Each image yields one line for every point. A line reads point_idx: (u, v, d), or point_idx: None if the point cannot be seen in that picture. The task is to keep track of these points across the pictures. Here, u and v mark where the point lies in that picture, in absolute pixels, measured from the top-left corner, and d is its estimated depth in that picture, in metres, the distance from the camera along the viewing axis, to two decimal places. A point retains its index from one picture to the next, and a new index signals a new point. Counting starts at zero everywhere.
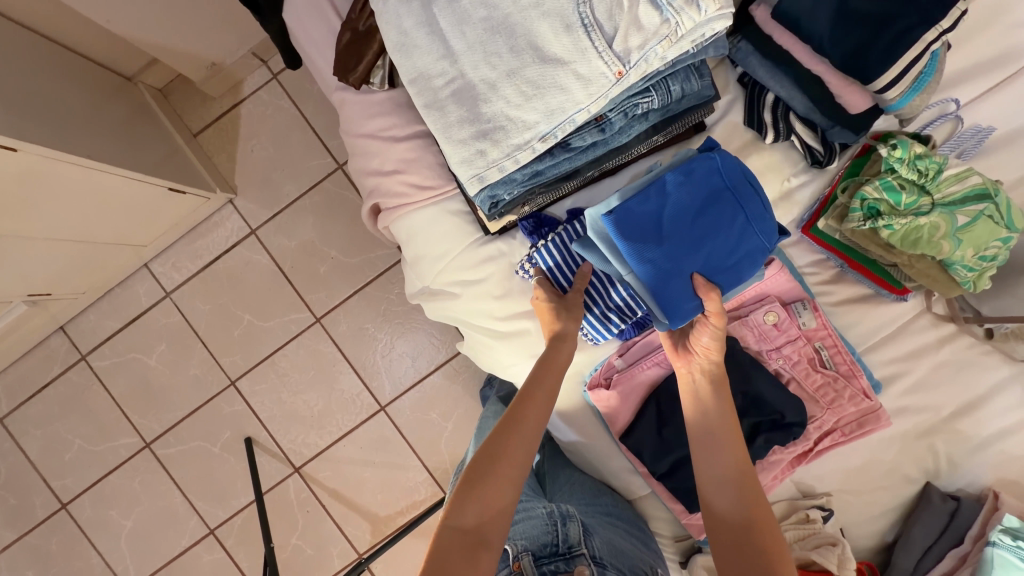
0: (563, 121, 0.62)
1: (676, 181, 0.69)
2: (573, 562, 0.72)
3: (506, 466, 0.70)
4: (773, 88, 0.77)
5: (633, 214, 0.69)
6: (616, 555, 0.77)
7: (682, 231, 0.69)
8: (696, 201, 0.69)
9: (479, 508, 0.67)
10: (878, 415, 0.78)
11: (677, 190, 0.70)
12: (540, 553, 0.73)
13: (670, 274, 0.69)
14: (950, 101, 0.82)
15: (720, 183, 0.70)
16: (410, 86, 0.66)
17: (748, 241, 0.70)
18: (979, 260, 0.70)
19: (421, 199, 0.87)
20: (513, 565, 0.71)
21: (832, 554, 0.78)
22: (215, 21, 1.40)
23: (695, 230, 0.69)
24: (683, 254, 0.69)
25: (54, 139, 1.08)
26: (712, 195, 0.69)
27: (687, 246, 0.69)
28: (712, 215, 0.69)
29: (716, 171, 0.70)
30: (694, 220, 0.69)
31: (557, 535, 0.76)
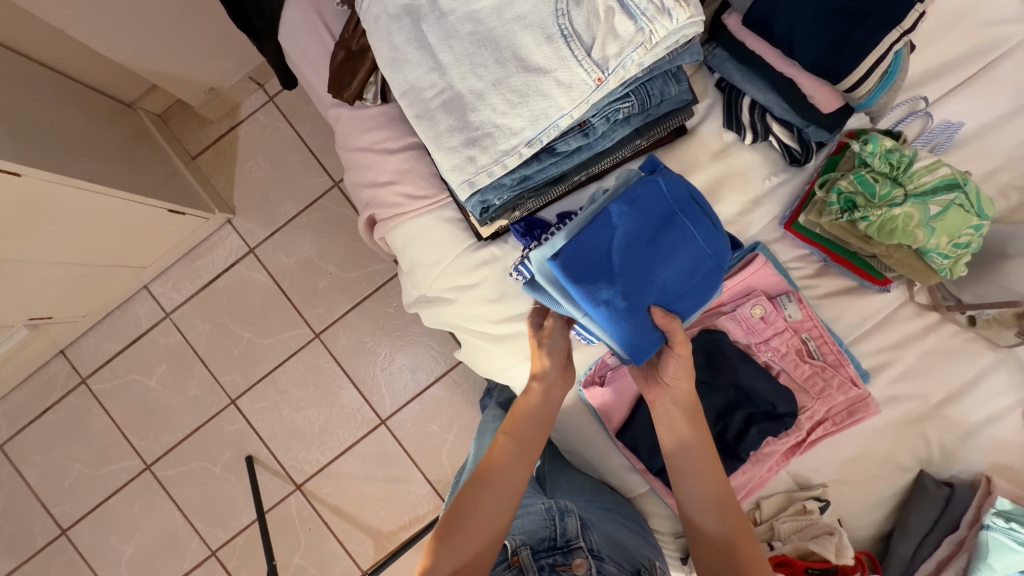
0: (548, 126, 0.65)
1: (621, 212, 0.70)
2: (570, 554, 0.74)
3: (480, 509, 0.73)
4: (750, 91, 0.81)
5: (579, 253, 0.69)
6: (614, 548, 0.78)
7: (634, 263, 0.70)
8: (643, 229, 0.70)
9: (457, 557, 0.69)
10: (867, 402, 0.79)
11: (625, 221, 0.70)
12: (538, 547, 0.76)
13: (632, 311, 0.69)
14: (919, 99, 0.85)
15: (667, 208, 0.71)
16: (402, 98, 0.69)
17: (700, 262, 0.72)
18: (954, 247, 0.72)
19: (415, 208, 0.90)
20: (512, 559, 0.74)
21: (829, 543, 0.78)
22: (214, 47, 1.45)
23: (647, 261, 0.70)
24: (637, 289, 0.70)
25: (57, 164, 1.11)
26: (659, 220, 0.71)
27: (640, 278, 0.70)
28: (661, 242, 0.70)
29: (660, 194, 0.71)
30: (644, 249, 0.70)
31: (555, 529, 0.79)
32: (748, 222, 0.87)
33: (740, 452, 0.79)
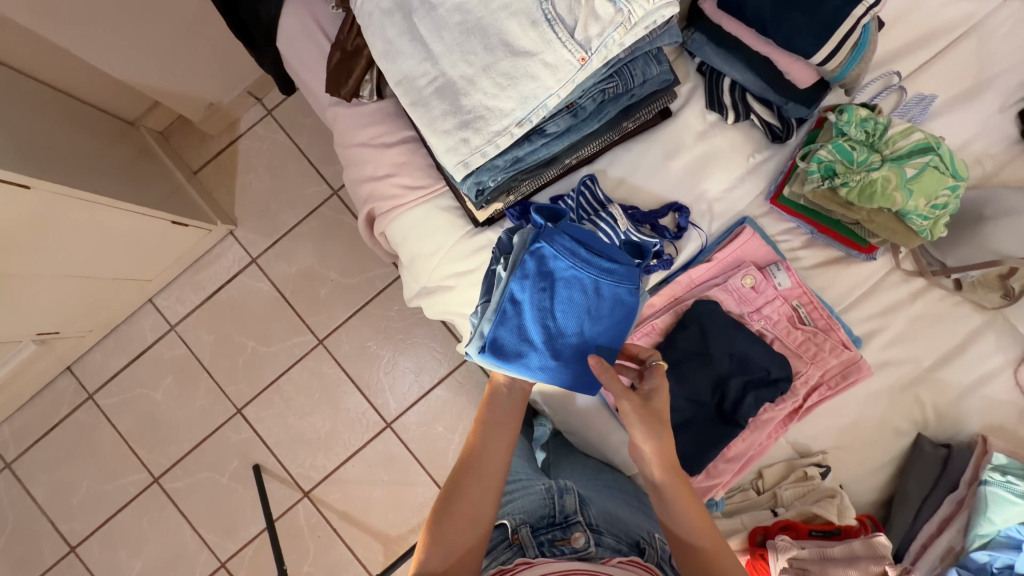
0: (537, 106, 0.69)
1: (523, 287, 0.74)
2: (569, 529, 0.81)
3: (463, 503, 0.79)
4: (728, 72, 0.85)
5: (499, 341, 0.74)
6: (612, 522, 0.83)
7: (553, 326, 0.76)
8: (547, 294, 0.75)
9: (444, 556, 0.75)
10: (859, 364, 0.82)
11: (529, 293, 0.74)
12: (538, 524, 0.83)
13: (563, 364, 0.77)
14: (892, 74, 0.89)
15: (562, 267, 0.74)
16: (397, 87, 0.73)
17: (608, 296, 0.76)
18: (932, 209, 0.75)
19: (413, 198, 0.93)
20: (512, 538, 0.81)
21: (832, 505, 0.81)
22: (213, 64, 1.50)
23: (562, 321, 0.75)
24: (562, 348, 0.76)
25: (65, 178, 1.15)
26: (557, 281, 0.74)
27: (561, 338, 0.76)
28: (565, 299, 0.75)
29: (551, 258, 0.73)
30: (554, 312, 0.75)
31: (554, 506, 0.85)
32: (734, 199, 0.90)
33: (737, 419, 0.81)
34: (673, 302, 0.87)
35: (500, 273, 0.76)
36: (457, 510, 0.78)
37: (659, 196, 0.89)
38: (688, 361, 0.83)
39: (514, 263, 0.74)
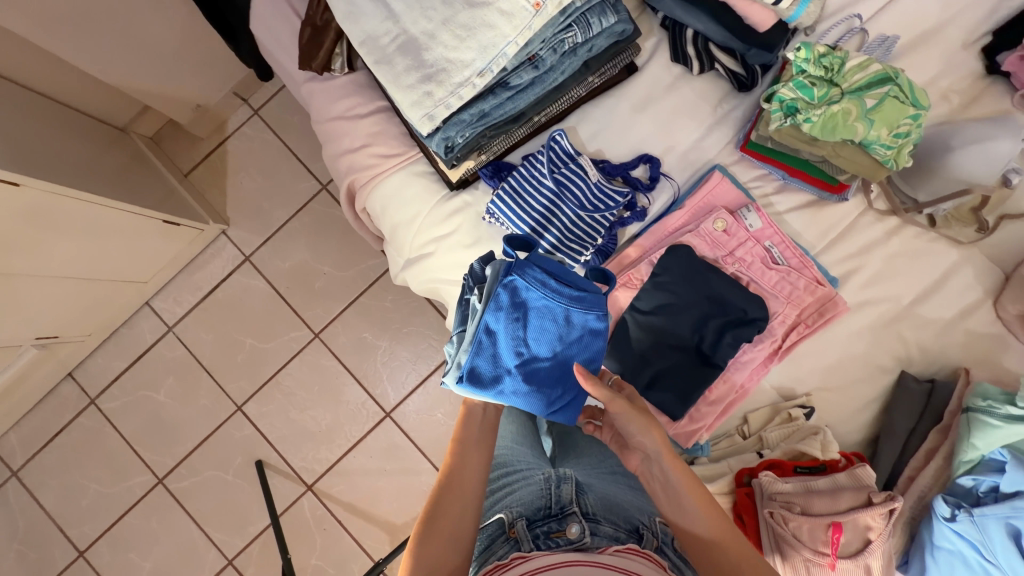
0: (496, 55, 0.70)
1: (497, 317, 0.76)
2: (565, 520, 0.75)
3: (445, 519, 0.76)
4: (692, 24, 0.86)
5: (475, 371, 0.75)
6: (611, 509, 0.78)
7: (527, 354, 0.77)
8: (520, 323, 0.77)
9: (430, 569, 0.73)
10: (835, 300, 0.83)
11: (503, 323, 0.76)
12: (534, 517, 0.78)
13: (537, 389, 0.77)
14: (854, 17, 0.90)
15: (533, 299, 0.76)
16: (361, 47, 0.74)
17: (578, 324, 0.78)
18: (894, 138, 0.76)
19: (389, 166, 0.95)
20: (508, 531, 0.75)
21: (816, 441, 0.81)
22: (199, 64, 1.53)
23: (535, 348, 0.77)
24: (535, 375, 0.77)
25: (58, 178, 1.18)
26: (530, 311, 0.77)
27: (534, 364, 0.77)
28: (537, 327, 0.77)
29: (523, 290, 0.76)
30: (527, 340, 0.77)
31: (550, 497, 0.80)
32: (703, 150, 0.91)
33: (716, 360, 0.82)
34: (650, 251, 0.88)
35: (476, 304, 0.78)
36: (440, 525, 0.76)
37: (629, 151, 0.90)
38: (667, 305, 0.84)
39: (488, 294, 0.76)
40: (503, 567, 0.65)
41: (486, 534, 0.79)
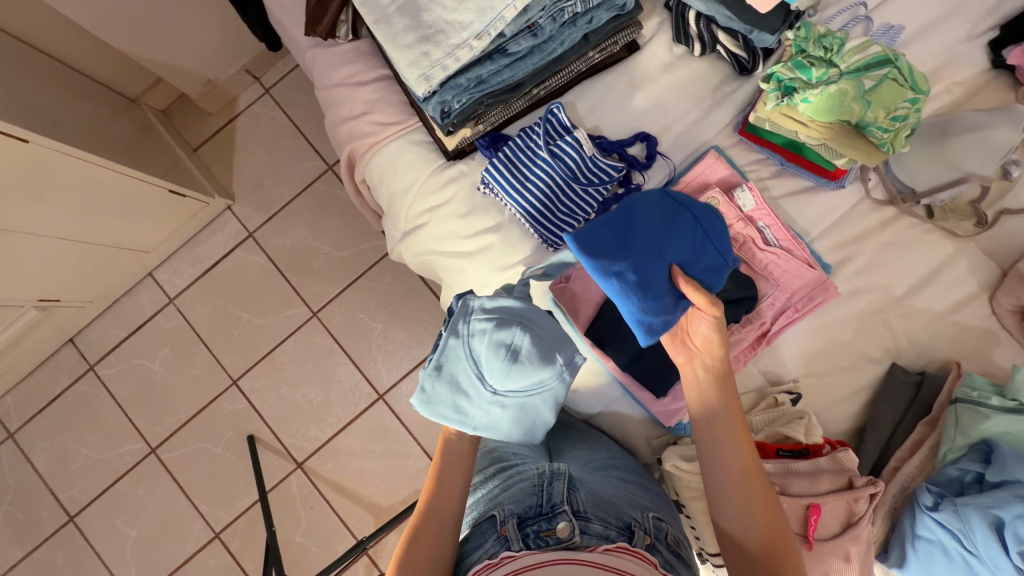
0: (494, 19, 0.71)
1: (636, 204, 0.77)
2: (555, 519, 0.75)
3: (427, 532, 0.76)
4: (693, 4, 0.85)
5: (596, 230, 0.73)
6: (602, 506, 0.78)
7: (647, 240, 0.74)
8: (652, 221, 0.76)
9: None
10: (825, 285, 0.83)
11: (638, 209, 0.77)
12: (526, 516, 0.77)
13: (645, 281, 0.71)
14: (859, 5, 0.89)
15: (675, 204, 0.78)
16: (361, 6, 0.75)
17: (702, 250, 0.75)
18: (892, 121, 0.76)
19: (387, 134, 0.96)
20: (499, 530, 0.75)
21: (800, 425, 0.80)
22: (211, 38, 1.55)
23: (657, 241, 0.74)
24: (649, 261, 0.72)
25: (59, 134, 1.19)
26: (666, 215, 0.77)
27: (652, 253, 0.73)
28: (665, 231, 0.75)
29: (665, 200, 0.78)
30: (654, 236, 0.75)
31: (541, 495, 0.79)
32: (701, 131, 0.91)
33: None
34: None
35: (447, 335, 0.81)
36: (422, 536, 0.76)
37: (626, 128, 0.90)
38: None
39: (462, 321, 0.80)
40: (490, 565, 0.68)
41: (479, 532, 0.78)
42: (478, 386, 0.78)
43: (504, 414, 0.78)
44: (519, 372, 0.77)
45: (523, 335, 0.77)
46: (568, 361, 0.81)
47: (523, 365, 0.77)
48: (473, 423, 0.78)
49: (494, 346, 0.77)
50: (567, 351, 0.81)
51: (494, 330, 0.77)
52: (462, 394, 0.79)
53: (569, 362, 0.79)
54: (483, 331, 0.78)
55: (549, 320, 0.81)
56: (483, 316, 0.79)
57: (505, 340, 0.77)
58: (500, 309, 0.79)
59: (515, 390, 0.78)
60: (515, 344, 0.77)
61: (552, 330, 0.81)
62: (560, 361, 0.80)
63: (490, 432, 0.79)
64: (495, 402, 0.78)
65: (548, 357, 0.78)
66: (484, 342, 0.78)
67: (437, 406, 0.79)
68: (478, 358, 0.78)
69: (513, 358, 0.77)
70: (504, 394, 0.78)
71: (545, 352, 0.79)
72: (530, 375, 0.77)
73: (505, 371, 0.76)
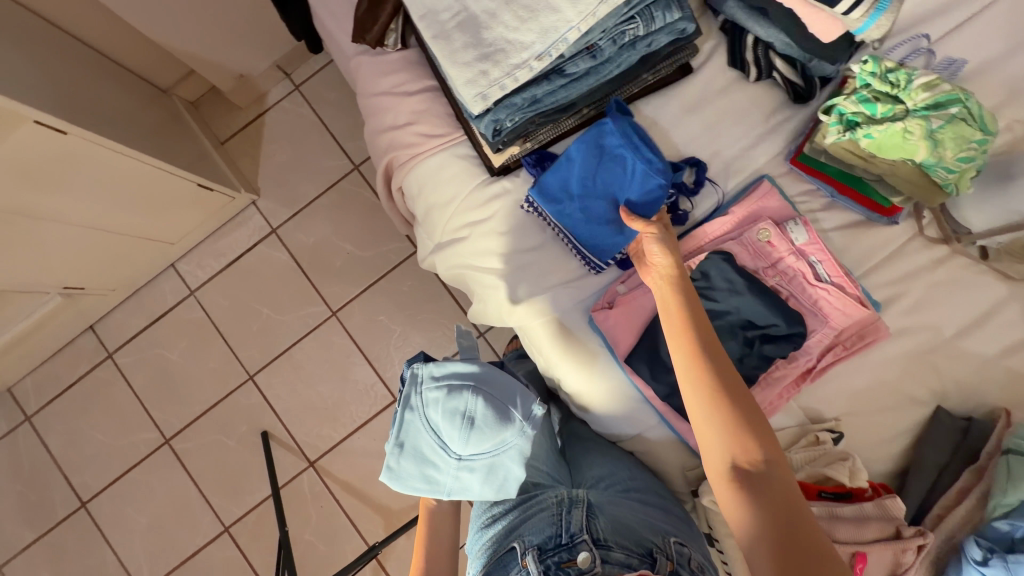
0: (556, 40, 0.69)
1: (580, 148, 0.85)
2: (575, 550, 0.73)
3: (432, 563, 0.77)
4: (752, 29, 0.84)
5: (550, 184, 0.87)
6: (622, 533, 0.76)
7: (590, 189, 0.87)
8: (597, 160, 0.85)
9: None
10: (876, 325, 0.81)
11: (582, 154, 0.85)
12: (546, 546, 0.75)
13: (591, 225, 0.87)
14: (921, 37, 0.88)
15: (613, 143, 0.84)
16: (419, 21, 0.74)
17: (641, 181, 0.83)
18: (957, 162, 0.73)
19: (431, 146, 0.95)
20: (520, 562, 0.74)
21: (844, 467, 0.78)
22: (247, 33, 1.54)
23: (599, 186, 0.86)
24: (591, 208, 0.87)
25: (94, 125, 1.18)
26: (608, 154, 0.85)
27: (595, 199, 0.87)
28: (608, 173, 0.86)
29: (608, 134, 0.84)
30: (597, 179, 0.86)
31: (561, 525, 0.77)
32: (751, 158, 0.89)
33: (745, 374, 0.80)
34: (688, 256, 0.87)
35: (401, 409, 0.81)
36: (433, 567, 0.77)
37: (676, 153, 0.89)
38: None
39: (415, 394, 0.81)
40: None
41: (499, 566, 0.76)
42: (443, 454, 0.79)
43: (474, 477, 0.80)
44: (478, 437, 0.78)
45: (476, 401, 0.78)
46: (528, 415, 0.81)
47: (481, 429, 0.78)
48: (446, 491, 0.80)
49: (449, 414, 0.78)
50: (524, 404, 0.81)
51: (446, 399, 0.79)
52: (429, 464, 0.80)
53: (528, 416, 0.79)
54: (437, 401, 0.79)
55: (503, 377, 0.82)
56: (435, 386, 0.80)
57: (460, 408, 0.78)
58: (451, 376, 0.80)
59: (479, 453, 0.79)
60: (469, 410, 0.78)
61: (506, 386, 0.81)
62: (519, 417, 0.80)
63: (463, 495, 0.81)
64: (462, 467, 0.80)
65: (506, 416, 0.79)
66: (439, 411, 0.79)
67: (407, 480, 0.80)
68: (436, 428, 0.79)
69: (470, 423, 0.78)
70: (469, 458, 0.79)
71: (501, 413, 0.79)
72: (490, 437, 0.78)
73: (464, 438, 0.78)
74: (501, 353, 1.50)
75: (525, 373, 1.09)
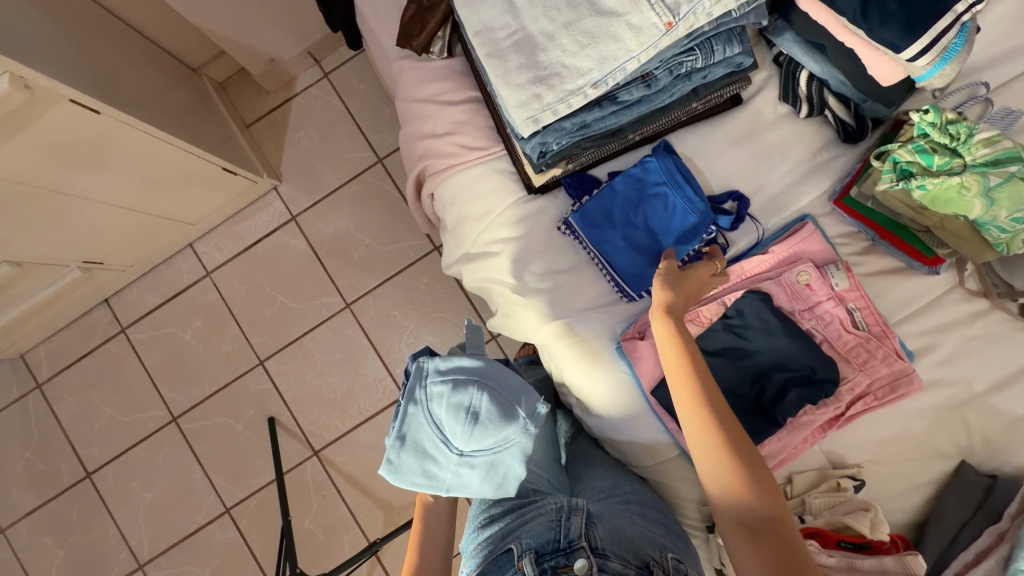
0: (615, 69, 0.68)
1: (621, 181, 0.86)
2: (573, 555, 0.72)
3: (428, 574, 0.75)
4: (807, 65, 0.84)
5: (592, 210, 0.87)
6: (620, 542, 0.76)
7: (630, 218, 0.86)
8: (638, 193, 0.86)
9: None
10: (911, 378, 0.79)
11: (624, 186, 0.86)
12: (543, 550, 0.74)
13: (632, 252, 0.86)
14: (980, 85, 0.85)
15: (656, 179, 0.85)
16: (474, 38, 0.73)
17: (681, 217, 0.84)
18: (1012, 222, 0.72)
19: (469, 158, 0.94)
20: (516, 565, 0.72)
21: (865, 518, 0.77)
22: (282, 18, 1.52)
23: (640, 217, 0.86)
24: (633, 236, 0.86)
25: (128, 106, 1.16)
26: (649, 190, 0.86)
27: (635, 229, 0.87)
28: (649, 205, 0.86)
29: (651, 171, 0.85)
30: (638, 209, 0.86)
31: (559, 531, 0.76)
32: (795, 196, 0.88)
33: (774, 416, 0.79)
34: (723, 291, 0.85)
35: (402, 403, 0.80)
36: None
37: (719, 185, 0.87)
38: (725, 354, 0.81)
39: (416, 388, 0.79)
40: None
41: (495, 567, 0.74)
42: (444, 449, 0.78)
43: (474, 474, 0.78)
44: (481, 433, 0.76)
45: (481, 396, 0.78)
46: (531, 413, 0.80)
47: (484, 425, 0.76)
48: (444, 488, 0.78)
49: (453, 409, 0.77)
50: (528, 402, 0.81)
51: (451, 393, 0.78)
52: (430, 459, 0.78)
53: (532, 414, 0.79)
54: (442, 395, 0.78)
55: (508, 373, 0.81)
56: (439, 379, 0.79)
57: (464, 403, 0.77)
58: (456, 370, 0.79)
59: (481, 449, 0.77)
60: (474, 406, 0.77)
61: (510, 385, 0.81)
62: (522, 414, 0.79)
63: (462, 493, 0.79)
64: (463, 464, 0.78)
65: (509, 413, 0.78)
66: (443, 405, 0.78)
67: (406, 475, 0.78)
68: (439, 423, 0.78)
69: (474, 419, 0.77)
70: (471, 455, 0.78)
71: (505, 410, 0.78)
72: (493, 434, 0.77)
73: (467, 434, 0.76)
74: (511, 355, 1.49)
75: (535, 380, 1.10)
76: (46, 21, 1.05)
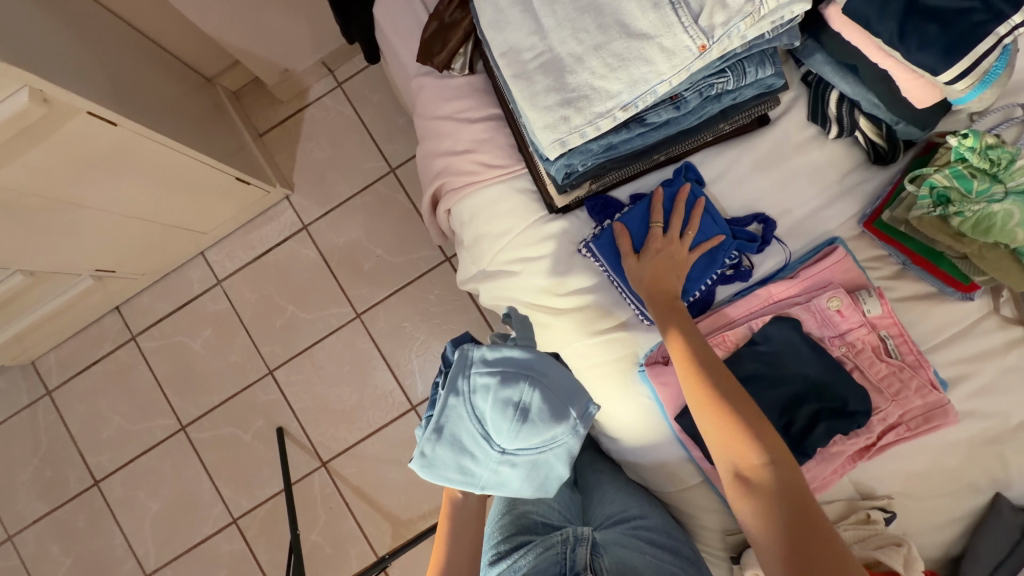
0: (645, 92, 0.67)
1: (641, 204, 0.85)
2: None
3: None
4: (838, 84, 0.81)
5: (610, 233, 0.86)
6: None
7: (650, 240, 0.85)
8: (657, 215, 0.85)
9: None
10: (946, 410, 0.76)
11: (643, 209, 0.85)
12: None
13: None
14: (1015, 106, 0.82)
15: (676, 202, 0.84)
16: (501, 59, 0.72)
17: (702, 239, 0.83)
18: None
19: (488, 177, 0.92)
20: None
21: (898, 553, 0.74)
22: (296, 29, 1.52)
23: None
24: None
25: (144, 117, 1.15)
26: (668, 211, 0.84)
27: None
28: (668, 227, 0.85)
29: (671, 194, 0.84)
30: None
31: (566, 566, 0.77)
32: (823, 219, 0.86)
33: (804, 447, 0.76)
34: (749, 316, 0.83)
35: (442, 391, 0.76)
36: None
37: (744, 207, 0.86)
38: (753, 382, 0.79)
39: (460, 376, 0.75)
40: None
41: None
42: (484, 446, 0.74)
43: (514, 473, 0.75)
44: (529, 432, 0.73)
45: (532, 392, 0.74)
46: (581, 414, 0.77)
47: (533, 424, 0.73)
48: (479, 484, 0.75)
49: (500, 405, 0.73)
50: (578, 404, 0.78)
51: (499, 387, 0.74)
52: (467, 455, 0.74)
53: (583, 415, 0.76)
54: (488, 388, 0.74)
55: (559, 369, 0.78)
56: (486, 370, 0.75)
57: (513, 399, 0.73)
58: (505, 362, 0.76)
59: (526, 448, 0.74)
60: (524, 402, 0.74)
61: (562, 383, 0.78)
62: (573, 414, 0.76)
63: (498, 491, 0.76)
64: (504, 462, 0.75)
65: (560, 413, 0.75)
66: (488, 398, 0.74)
67: (440, 470, 0.74)
68: (482, 417, 0.74)
69: (522, 416, 0.73)
70: (514, 453, 0.74)
71: (555, 409, 0.75)
72: (541, 433, 0.74)
73: (515, 431, 0.73)
74: None
75: None
76: (63, 31, 1.05)
